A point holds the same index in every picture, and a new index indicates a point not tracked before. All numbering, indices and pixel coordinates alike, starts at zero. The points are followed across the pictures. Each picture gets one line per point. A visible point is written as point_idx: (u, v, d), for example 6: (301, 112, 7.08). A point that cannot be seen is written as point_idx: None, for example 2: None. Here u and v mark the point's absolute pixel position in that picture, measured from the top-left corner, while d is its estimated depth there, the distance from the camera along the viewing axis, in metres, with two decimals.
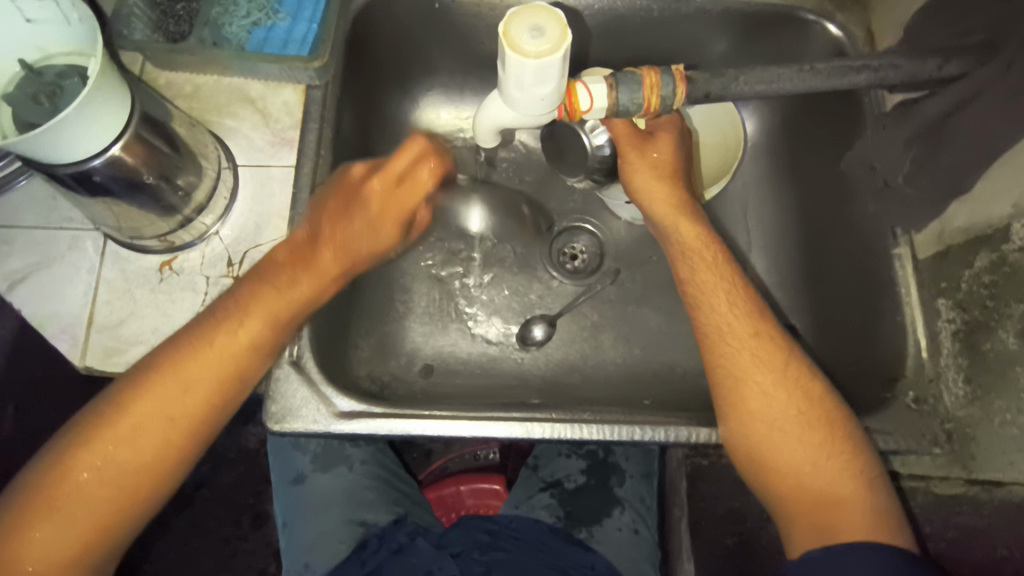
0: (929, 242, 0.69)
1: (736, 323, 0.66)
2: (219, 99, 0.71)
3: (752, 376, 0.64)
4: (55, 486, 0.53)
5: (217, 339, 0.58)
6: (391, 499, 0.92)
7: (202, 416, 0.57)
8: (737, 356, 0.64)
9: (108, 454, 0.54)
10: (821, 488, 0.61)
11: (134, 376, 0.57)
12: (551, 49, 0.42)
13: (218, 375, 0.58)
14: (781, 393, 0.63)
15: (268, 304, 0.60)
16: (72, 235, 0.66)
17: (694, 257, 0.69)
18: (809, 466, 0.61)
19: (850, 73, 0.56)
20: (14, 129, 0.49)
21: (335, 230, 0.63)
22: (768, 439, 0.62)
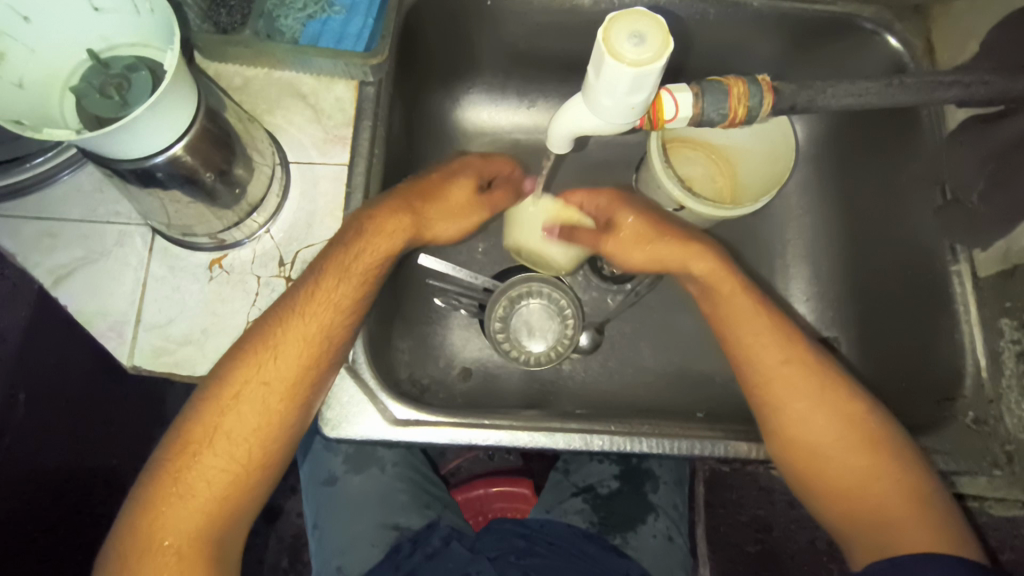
0: (992, 260, 0.67)
1: (763, 356, 0.64)
2: (269, 93, 0.68)
3: (791, 410, 0.62)
4: (142, 540, 0.55)
5: (255, 366, 0.58)
6: (423, 502, 0.90)
7: (264, 443, 0.58)
8: (774, 384, 0.63)
9: (179, 498, 0.56)
10: (875, 506, 0.60)
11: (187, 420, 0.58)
12: (652, 58, 0.41)
13: (266, 397, 0.58)
14: (823, 419, 0.62)
15: (294, 334, 0.59)
16: (120, 230, 0.64)
17: (727, 302, 0.66)
18: (860, 482, 0.61)
19: (939, 89, 0.55)
20: (81, 123, 0.48)
21: (334, 258, 0.61)
22: (819, 456, 0.62)
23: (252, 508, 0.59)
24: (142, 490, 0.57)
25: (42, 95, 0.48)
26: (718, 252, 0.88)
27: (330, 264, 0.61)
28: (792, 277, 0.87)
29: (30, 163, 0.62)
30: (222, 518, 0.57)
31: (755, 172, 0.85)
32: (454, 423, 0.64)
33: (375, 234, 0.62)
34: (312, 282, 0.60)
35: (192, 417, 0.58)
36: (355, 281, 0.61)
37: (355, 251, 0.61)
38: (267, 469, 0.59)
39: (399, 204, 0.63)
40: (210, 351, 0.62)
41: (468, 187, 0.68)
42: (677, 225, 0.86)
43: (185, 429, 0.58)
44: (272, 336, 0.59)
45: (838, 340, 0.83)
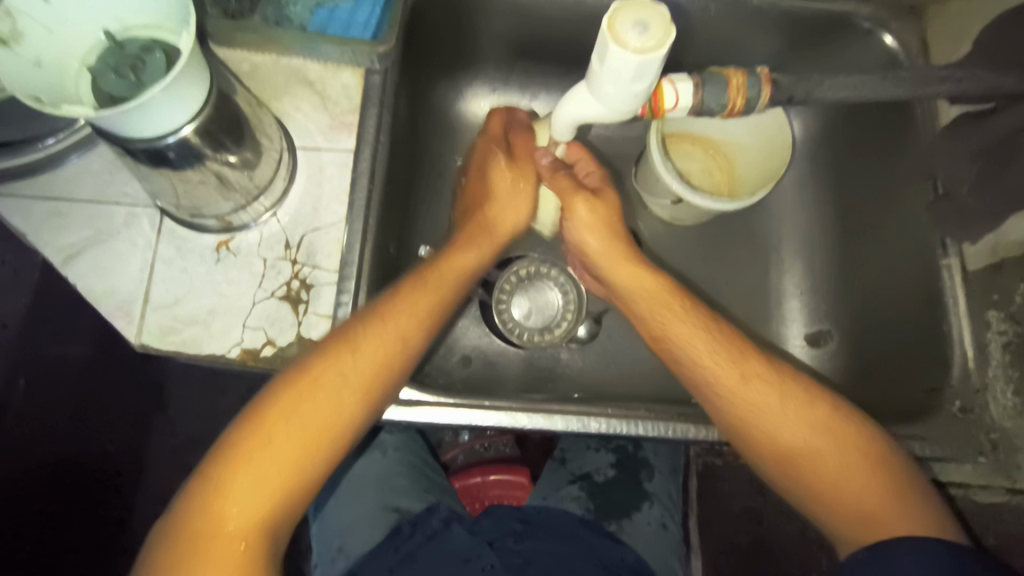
0: (981, 254, 0.69)
1: (719, 368, 0.63)
2: (277, 79, 0.69)
3: (763, 415, 0.61)
4: (205, 524, 0.50)
5: (339, 364, 0.57)
6: (423, 487, 0.92)
7: (334, 439, 0.55)
8: (745, 396, 0.62)
9: (252, 485, 0.51)
10: (860, 493, 0.58)
11: (252, 420, 0.53)
12: (655, 46, 0.42)
13: (348, 398, 0.56)
14: (800, 422, 0.61)
15: (379, 339, 0.59)
16: (128, 211, 0.65)
17: (662, 318, 0.66)
18: (844, 480, 0.59)
19: (933, 84, 0.57)
20: (96, 101, 0.49)
21: (423, 278, 0.63)
22: (801, 461, 0.60)
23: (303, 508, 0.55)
24: (207, 473, 0.52)
25: (59, 73, 0.49)
26: (715, 245, 0.89)
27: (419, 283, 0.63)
28: (786, 272, 0.88)
29: (43, 144, 0.64)
30: (280, 514, 0.52)
31: (752, 166, 0.87)
32: (457, 403, 0.66)
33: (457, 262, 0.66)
34: (397, 295, 0.61)
35: (266, 403, 0.54)
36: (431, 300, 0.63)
37: (437, 271, 0.65)
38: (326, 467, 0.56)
39: (479, 237, 0.70)
40: (217, 331, 0.63)
41: (529, 203, 0.72)
42: (673, 218, 0.87)
43: (259, 413, 0.54)
44: (356, 336, 0.58)
45: (830, 333, 0.84)
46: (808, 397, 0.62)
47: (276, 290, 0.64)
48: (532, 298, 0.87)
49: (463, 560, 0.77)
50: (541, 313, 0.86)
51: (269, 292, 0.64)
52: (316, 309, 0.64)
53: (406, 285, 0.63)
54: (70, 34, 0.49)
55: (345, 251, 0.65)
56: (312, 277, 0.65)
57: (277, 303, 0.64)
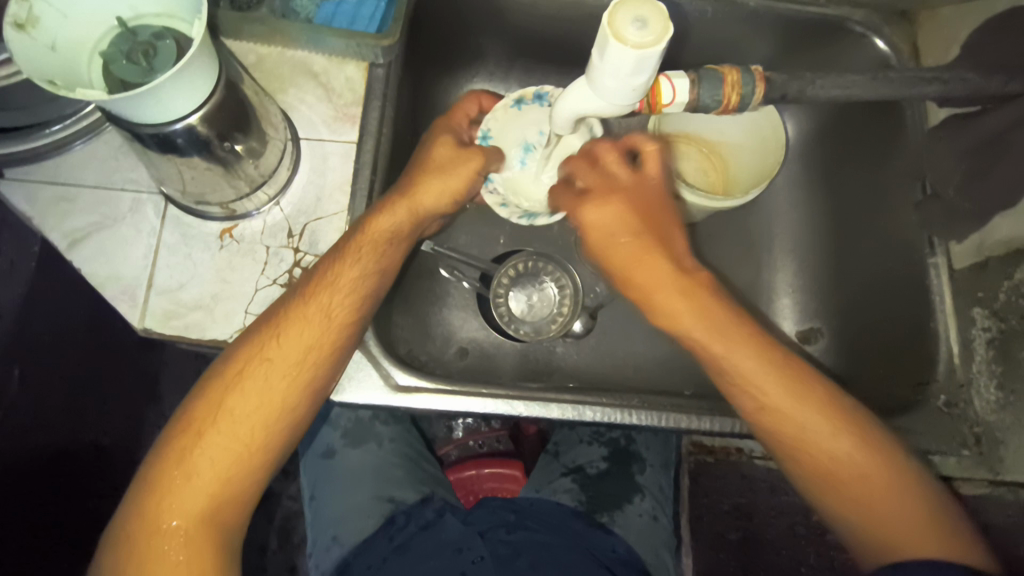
0: (966, 253, 0.71)
1: (738, 364, 0.62)
2: (282, 72, 0.71)
3: (778, 412, 0.61)
4: (149, 523, 0.54)
5: (263, 357, 0.58)
6: (418, 478, 0.93)
7: (270, 428, 0.58)
8: (774, 409, 0.61)
9: (185, 485, 0.55)
10: (892, 520, 0.58)
11: (187, 412, 0.57)
12: (653, 42, 0.44)
13: (273, 389, 0.58)
14: (830, 437, 0.60)
15: (306, 330, 0.59)
16: (133, 198, 0.66)
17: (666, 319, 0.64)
18: (882, 508, 0.59)
19: (920, 84, 0.59)
20: (109, 86, 0.50)
21: (342, 259, 0.61)
22: (830, 476, 0.60)
23: (257, 495, 0.59)
24: (151, 472, 0.56)
25: (74, 59, 0.50)
26: (711, 245, 0.91)
27: (341, 260, 0.61)
28: (779, 270, 0.90)
29: (49, 130, 0.64)
30: (228, 506, 0.56)
31: (746, 165, 0.88)
32: (454, 391, 0.67)
33: (374, 241, 0.63)
34: (318, 282, 0.61)
35: (203, 393, 0.58)
36: (363, 282, 0.62)
37: (354, 249, 0.62)
38: (271, 460, 0.59)
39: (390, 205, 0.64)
40: (219, 316, 0.64)
41: (462, 183, 0.68)
42: None
43: (190, 410, 0.57)
44: (279, 323, 0.59)
45: (821, 330, 0.86)
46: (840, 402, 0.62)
47: (278, 277, 0.65)
48: (531, 292, 0.86)
49: (454, 551, 0.78)
50: (538, 309, 0.85)
51: (271, 279, 0.65)
52: None
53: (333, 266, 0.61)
54: (85, 21, 0.50)
55: None
56: (314, 265, 0.66)
57: (280, 290, 0.65)
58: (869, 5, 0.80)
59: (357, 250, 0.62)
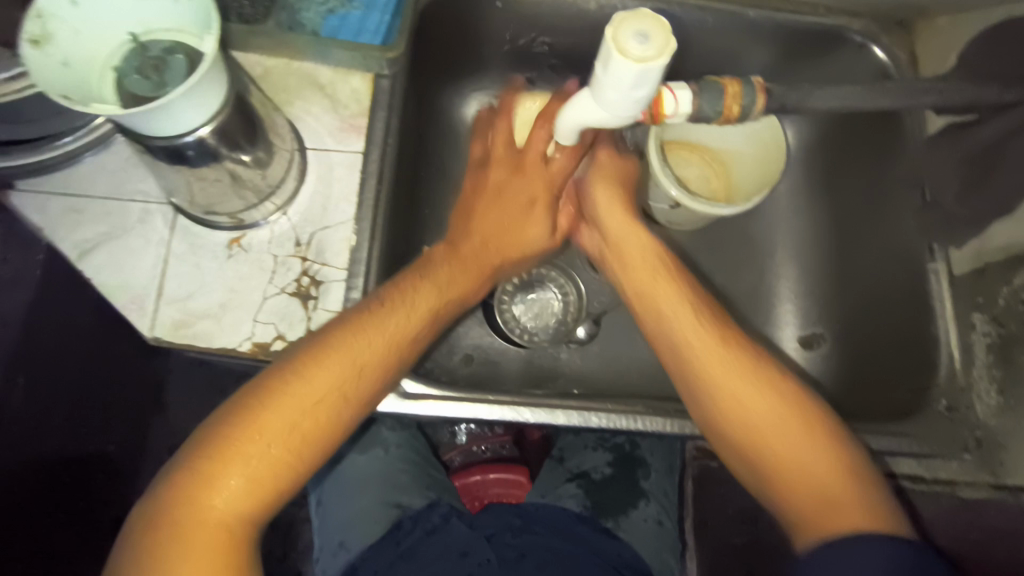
0: (967, 259, 0.72)
1: (712, 361, 0.62)
2: (288, 83, 0.72)
3: (724, 386, 0.61)
4: (187, 522, 0.48)
5: (332, 361, 0.55)
6: (424, 484, 0.94)
7: (325, 436, 0.54)
8: (731, 392, 0.61)
9: (245, 472, 0.50)
10: (812, 476, 0.56)
11: (245, 399, 0.53)
12: (655, 56, 0.45)
13: (335, 401, 0.55)
14: (766, 398, 0.60)
15: (373, 343, 0.58)
16: (142, 208, 0.67)
17: (659, 306, 0.67)
18: (814, 477, 0.56)
19: (915, 96, 0.60)
20: (121, 102, 0.51)
21: (406, 298, 0.62)
22: (761, 431, 0.59)
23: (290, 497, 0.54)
24: (194, 456, 0.50)
25: (85, 72, 0.51)
26: (714, 252, 0.92)
27: (424, 287, 0.64)
28: (781, 275, 0.91)
29: (61, 142, 0.65)
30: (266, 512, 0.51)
31: (747, 173, 0.89)
32: (459, 398, 0.68)
33: (459, 276, 0.68)
34: (388, 300, 0.61)
35: (282, 383, 0.53)
36: (423, 311, 0.63)
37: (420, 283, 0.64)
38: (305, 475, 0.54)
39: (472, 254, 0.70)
40: (227, 325, 0.65)
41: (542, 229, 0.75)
42: (669, 222, 0.89)
43: (241, 413, 0.52)
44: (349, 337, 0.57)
45: (823, 336, 0.87)
46: (814, 410, 0.60)
47: (286, 286, 0.66)
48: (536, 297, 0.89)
49: (460, 554, 0.78)
50: (543, 314, 0.88)
51: (279, 288, 0.66)
52: (324, 305, 0.66)
53: (406, 292, 0.62)
54: (98, 38, 0.51)
55: (353, 249, 0.67)
56: (322, 274, 0.67)
57: (288, 299, 0.66)
58: (866, 14, 0.81)
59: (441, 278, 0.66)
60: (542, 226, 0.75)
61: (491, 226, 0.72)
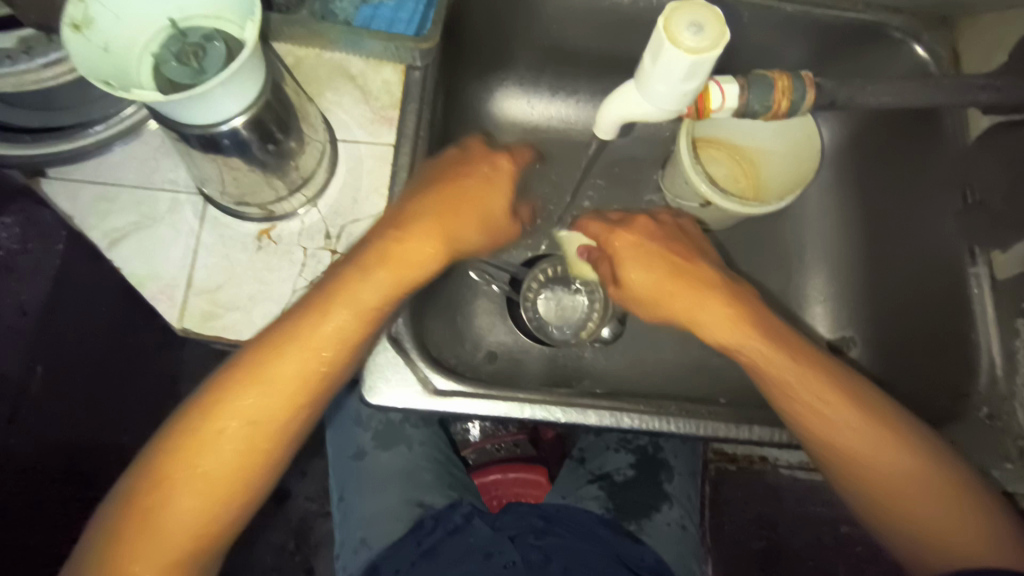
0: (1010, 264, 0.70)
1: (806, 388, 0.61)
2: (320, 74, 0.71)
3: (820, 410, 0.61)
4: (133, 529, 0.54)
5: (259, 372, 0.56)
6: (446, 482, 0.93)
7: (256, 455, 0.57)
8: (829, 423, 0.61)
9: (172, 507, 0.54)
10: (910, 496, 0.59)
11: (185, 413, 0.57)
12: (710, 47, 0.43)
13: (270, 407, 0.57)
14: (858, 422, 0.60)
15: (301, 347, 0.57)
16: (172, 198, 0.66)
17: (779, 378, 0.62)
18: (926, 504, 0.59)
19: (971, 91, 0.60)
20: (161, 88, 0.50)
21: (340, 291, 0.58)
22: (864, 464, 0.60)
23: (247, 500, 0.58)
24: (140, 471, 0.56)
25: (125, 57, 0.50)
26: (744, 252, 0.90)
27: (349, 282, 0.58)
28: (810, 277, 0.90)
29: (91, 131, 0.65)
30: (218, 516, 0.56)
31: (779, 172, 0.87)
32: (490, 395, 0.67)
33: (408, 248, 0.60)
34: (322, 298, 0.58)
35: (180, 431, 0.56)
36: (370, 304, 0.59)
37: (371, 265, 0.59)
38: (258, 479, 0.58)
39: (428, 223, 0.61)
40: (257, 317, 0.64)
41: (502, 200, 0.66)
42: (699, 220, 0.88)
43: (180, 430, 0.56)
44: (279, 341, 0.57)
45: (853, 339, 0.85)
46: (921, 446, 0.60)
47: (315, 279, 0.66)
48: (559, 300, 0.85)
49: (484, 556, 0.77)
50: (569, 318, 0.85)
51: (308, 282, 0.66)
52: None
53: (339, 283, 0.59)
54: (136, 23, 0.50)
55: None
56: None
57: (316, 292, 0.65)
58: (908, 10, 0.79)
59: (398, 252, 0.60)
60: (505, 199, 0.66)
61: (454, 203, 0.63)
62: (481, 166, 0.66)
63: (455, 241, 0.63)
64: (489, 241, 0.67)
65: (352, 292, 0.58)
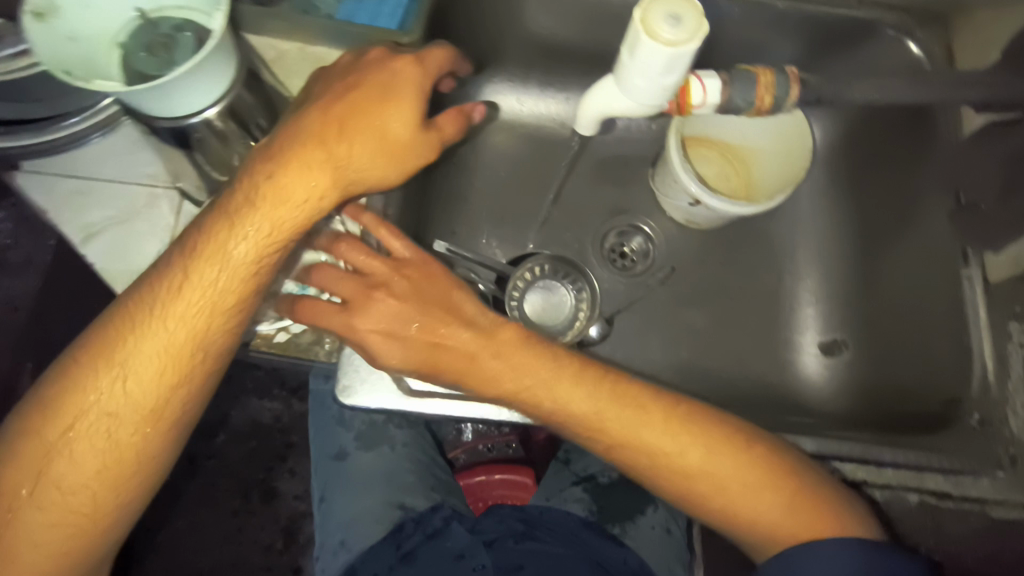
0: (1004, 266, 0.69)
1: (597, 398, 0.62)
2: (301, 67, 0.70)
3: (637, 434, 0.61)
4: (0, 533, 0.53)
5: (100, 363, 0.54)
6: (429, 484, 0.91)
7: (121, 447, 0.55)
8: (624, 436, 0.62)
9: (38, 508, 0.53)
10: (750, 501, 0.60)
11: (31, 414, 0.55)
12: (687, 40, 0.42)
13: (124, 398, 0.55)
14: (666, 432, 0.62)
15: (147, 336, 0.55)
16: (148, 192, 0.65)
17: (568, 398, 0.61)
18: (759, 502, 0.60)
19: (961, 90, 0.59)
20: (128, 79, 0.49)
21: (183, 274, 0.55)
22: (690, 474, 0.61)
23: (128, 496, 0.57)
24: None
25: (91, 46, 0.49)
26: (733, 253, 0.89)
27: (191, 260, 0.55)
28: (801, 278, 0.88)
29: (66, 122, 0.63)
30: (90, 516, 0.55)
31: (769, 172, 0.86)
32: (468, 397, 0.65)
33: (279, 186, 0.54)
34: (163, 284, 0.55)
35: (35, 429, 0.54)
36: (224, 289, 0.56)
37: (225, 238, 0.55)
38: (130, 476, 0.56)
39: (316, 152, 0.54)
40: None
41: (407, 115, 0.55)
42: (688, 219, 0.87)
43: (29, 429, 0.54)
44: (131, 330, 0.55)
45: (843, 342, 0.83)
46: (759, 447, 0.62)
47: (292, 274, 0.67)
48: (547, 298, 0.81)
49: (455, 558, 0.77)
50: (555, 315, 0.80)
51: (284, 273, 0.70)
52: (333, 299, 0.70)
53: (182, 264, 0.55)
54: (104, 12, 0.49)
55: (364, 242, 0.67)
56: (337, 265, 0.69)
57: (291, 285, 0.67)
58: (902, 7, 0.77)
59: (276, 189, 0.54)
60: (410, 112, 0.55)
61: (356, 119, 0.55)
62: (382, 80, 0.56)
63: (343, 167, 0.55)
64: (392, 172, 0.57)
65: (221, 250, 0.54)
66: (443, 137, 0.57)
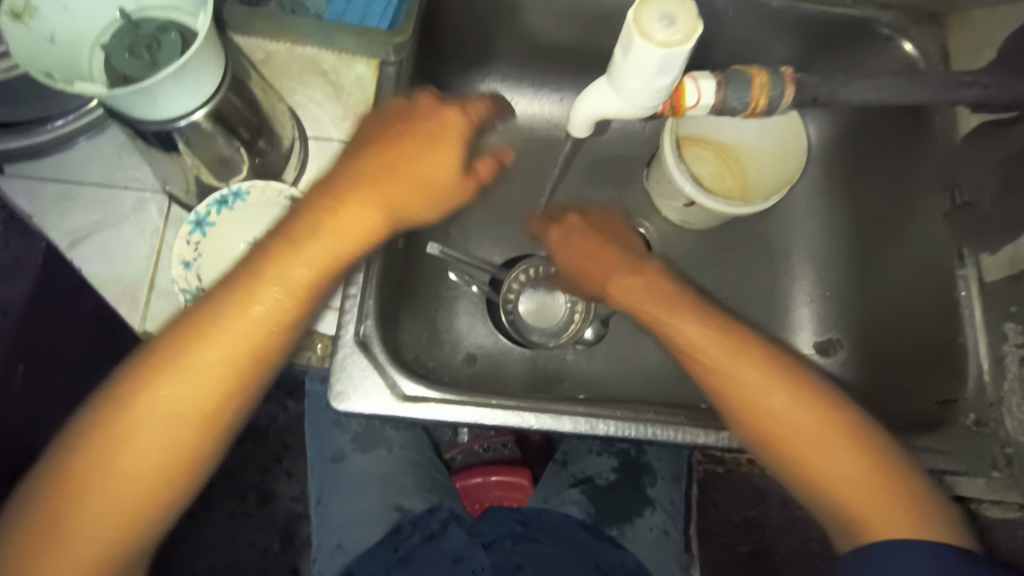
0: (1000, 265, 0.68)
1: (710, 348, 0.58)
2: (291, 69, 0.69)
3: (760, 400, 0.56)
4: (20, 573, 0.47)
5: (151, 381, 0.50)
6: (426, 486, 0.90)
7: (168, 471, 0.50)
8: (741, 384, 0.56)
9: (63, 546, 0.47)
10: (845, 478, 0.53)
11: (71, 436, 0.50)
12: (682, 40, 0.42)
13: (176, 420, 0.50)
14: (790, 408, 0.56)
15: (206, 353, 0.50)
16: (136, 196, 0.64)
17: (680, 330, 0.59)
18: (850, 484, 0.53)
19: (961, 89, 0.58)
20: (112, 83, 0.48)
21: (247, 284, 0.51)
22: (793, 449, 0.55)
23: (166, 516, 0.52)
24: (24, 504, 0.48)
25: (74, 50, 0.48)
26: (728, 253, 0.89)
27: (263, 275, 0.52)
28: (797, 278, 0.87)
29: (52, 125, 0.63)
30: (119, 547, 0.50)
31: (764, 172, 0.86)
32: (463, 402, 0.65)
33: (331, 214, 0.53)
34: (228, 296, 0.51)
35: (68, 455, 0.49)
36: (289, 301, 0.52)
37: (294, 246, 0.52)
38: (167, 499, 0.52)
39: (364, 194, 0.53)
40: None
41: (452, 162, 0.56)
42: (683, 220, 0.87)
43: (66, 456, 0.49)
44: (191, 344, 0.50)
45: (840, 342, 0.83)
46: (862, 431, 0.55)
47: None
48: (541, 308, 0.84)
49: (454, 560, 0.75)
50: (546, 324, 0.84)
51: None
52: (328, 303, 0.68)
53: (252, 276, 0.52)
54: (87, 15, 0.49)
55: None
56: None
57: None
58: (896, 6, 0.77)
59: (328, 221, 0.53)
60: (453, 158, 0.56)
61: (409, 163, 0.55)
62: (430, 129, 0.57)
63: (395, 211, 0.55)
64: (437, 208, 0.58)
65: (281, 273, 0.52)
66: (479, 180, 0.59)
